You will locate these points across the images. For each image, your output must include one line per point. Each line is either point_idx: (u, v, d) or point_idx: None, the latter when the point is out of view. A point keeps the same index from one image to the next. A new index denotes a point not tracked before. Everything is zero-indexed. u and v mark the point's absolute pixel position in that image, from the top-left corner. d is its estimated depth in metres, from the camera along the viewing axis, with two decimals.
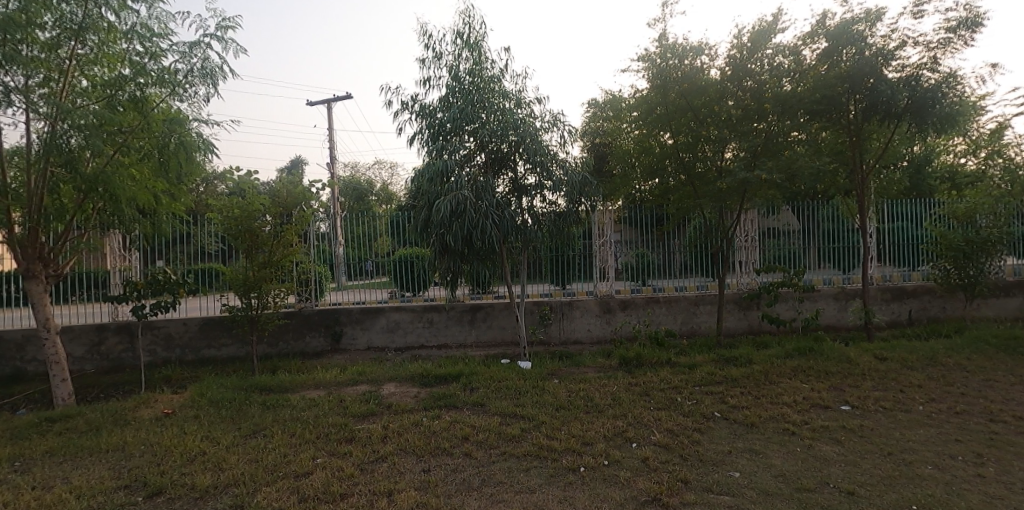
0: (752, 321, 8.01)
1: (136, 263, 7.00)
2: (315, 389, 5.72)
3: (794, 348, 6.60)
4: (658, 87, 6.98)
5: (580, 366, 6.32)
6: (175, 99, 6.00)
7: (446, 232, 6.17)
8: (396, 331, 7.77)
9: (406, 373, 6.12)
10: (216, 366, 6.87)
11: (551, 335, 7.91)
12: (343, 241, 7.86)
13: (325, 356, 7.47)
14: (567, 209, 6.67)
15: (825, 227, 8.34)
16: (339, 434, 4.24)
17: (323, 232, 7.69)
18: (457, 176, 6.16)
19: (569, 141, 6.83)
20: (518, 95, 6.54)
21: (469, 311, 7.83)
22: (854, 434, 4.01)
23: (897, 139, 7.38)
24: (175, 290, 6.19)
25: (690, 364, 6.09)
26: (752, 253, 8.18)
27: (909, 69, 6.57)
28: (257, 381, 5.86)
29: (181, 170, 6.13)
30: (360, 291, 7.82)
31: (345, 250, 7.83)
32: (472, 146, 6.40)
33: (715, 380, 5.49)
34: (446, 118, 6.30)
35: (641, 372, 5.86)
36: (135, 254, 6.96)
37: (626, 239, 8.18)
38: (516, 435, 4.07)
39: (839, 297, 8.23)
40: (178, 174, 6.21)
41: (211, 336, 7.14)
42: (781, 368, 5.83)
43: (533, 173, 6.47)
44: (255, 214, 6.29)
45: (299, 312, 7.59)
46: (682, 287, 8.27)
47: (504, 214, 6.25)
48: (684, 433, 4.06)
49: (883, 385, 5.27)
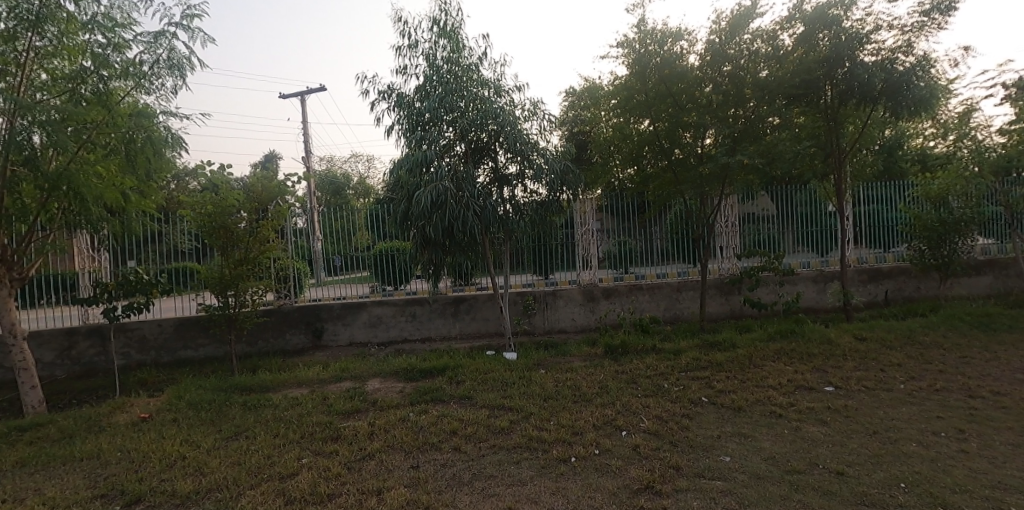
0: (733, 306, 8.10)
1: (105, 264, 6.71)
2: (298, 388, 5.60)
3: (776, 331, 6.69)
4: (638, 74, 6.94)
5: (566, 355, 6.32)
6: (141, 92, 5.73)
7: (427, 224, 6.08)
8: (379, 326, 7.66)
9: (391, 368, 6.04)
10: (193, 367, 6.68)
11: (536, 325, 7.89)
12: (321, 236, 7.68)
13: (307, 353, 7.33)
14: (549, 198, 6.62)
15: (801, 211, 8.46)
16: (325, 433, 4.15)
17: (299, 228, 7.63)
18: (437, 167, 6.05)
19: (550, 130, 6.76)
20: (497, 83, 6.44)
21: (452, 304, 7.76)
22: (839, 414, 4.07)
23: (873, 123, 7.49)
24: (149, 290, 5.94)
25: (675, 350, 6.13)
26: (733, 238, 8.25)
27: (885, 52, 6.64)
28: (237, 381, 5.71)
29: (150, 167, 5.95)
30: (340, 287, 7.62)
31: (322, 245, 7.74)
32: (452, 136, 6.28)
33: (701, 365, 5.53)
34: (425, 107, 6.17)
35: (627, 359, 5.88)
36: (105, 255, 6.69)
37: (607, 228, 8.17)
38: (506, 428, 4.04)
39: (817, 279, 8.36)
40: (147, 171, 6.01)
41: (187, 337, 6.94)
42: (764, 351, 5.91)
43: (514, 162, 6.40)
44: (228, 210, 6.06)
45: (279, 309, 7.42)
46: (664, 274, 8.31)
47: (486, 204, 6.17)
48: (673, 419, 4.08)
49: (864, 365, 5.37)
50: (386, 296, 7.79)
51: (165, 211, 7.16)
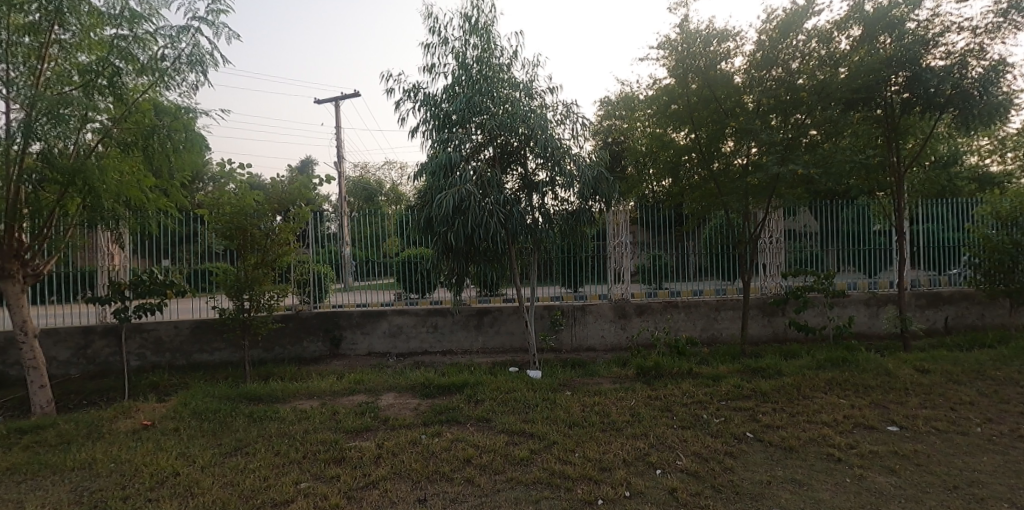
0: (776, 328, 7.50)
1: (125, 261, 6.66)
2: (307, 399, 5.32)
3: (826, 358, 6.09)
4: (678, 78, 6.54)
5: (594, 376, 5.87)
6: (162, 89, 5.63)
7: (450, 231, 5.74)
8: (398, 336, 7.36)
9: (406, 382, 5.70)
10: (207, 372, 6.50)
11: (563, 341, 7.46)
12: (351, 240, 7.50)
13: (323, 361, 7.09)
14: (580, 208, 6.23)
15: (854, 229, 7.83)
16: (328, 453, 3.83)
17: (331, 232, 7.47)
18: (462, 171, 5.73)
19: (583, 135, 6.39)
20: (529, 84, 6.09)
21: (476, 315, 7.41)
22: (909, 461, 3.51)
23: (938, 134, 6.84)
24: (163, 291, 5.80)
25: (713, 376, 5.61)
26: (778, 256, 7.67)
27: (956, 56, 6.02)
28: (246, 389, 5.47)
29: (170, 164, 5.93)
30: (364, 293, 7.44)
31: (352, 250, 7.50)
32: (479, 139, 5.98)
33: (743, 394, 5.01)
34: (452, 108, 5.87)
35: (661, 383, 5.40)
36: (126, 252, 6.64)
37: (640, 241, 7.70)
38: (525, 458, 3.62)
39: (870, 303, 7.70)
40: (168, 168, 6.00)
41: (203, 340, 6.78)
42: (815, 381, 5.34)
43: (544, 168, 6.04)
44: (245, 211, 5.86)
45: (297, 314, 7.21)
46: (700, 291, 7.76)
47: (512, 211, 5.80)
48: (715, 458, 3.59)
49: (932, 402, 4.75)
50: (410, 304, 7.52)
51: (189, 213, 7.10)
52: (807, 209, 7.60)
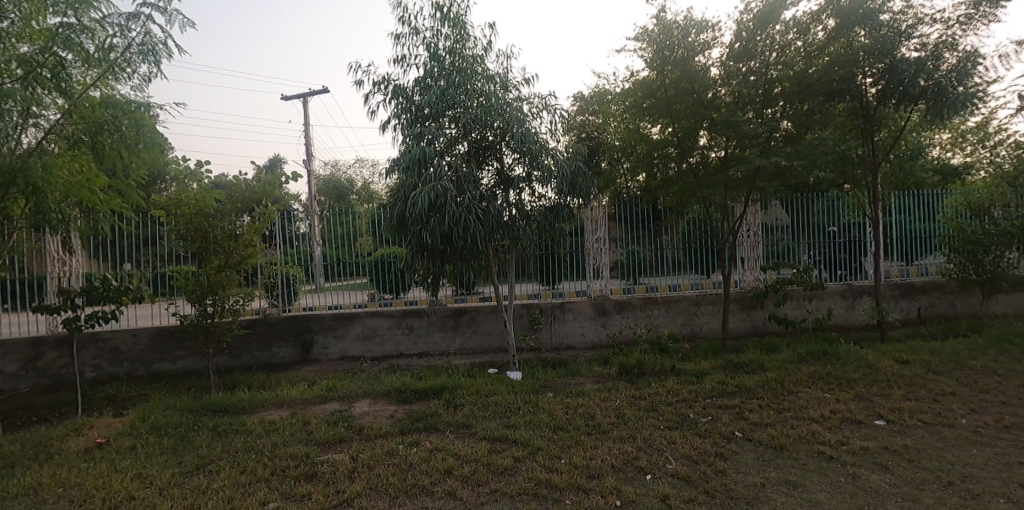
0: (756, 322, 7.48)
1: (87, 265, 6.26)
2: (277, 409, 5.03)
3: (807, 351, 6.08)
4: (656, 71, 6.43)
5: (576, 375, 5.73)
6: (112, 81, 5.27)
7: (424, 229, 5.51)
8: (373, 339, 7.09)
9: (382, 387, 5.46)
10: (168, 382, 6.12)
11: (543, 340, 7.31)
12: (322, 240, 7.17)
13: (294, 367, 6.77)
14: (558, 204, 6.08)
15: (827, 221, 7.87)
16: (298, 469, 3.57)
17: (302, 232, 7.14)
18: (436, 166, 5.49)
19: (560, 129, 6.23)
20: (503, 77, 5.88)
21: (453, 316, 7.19)
22: (900, 456, 3.48)
23: (912, 125, 6.90)
24: (118, 297, 5.35)
25: (696, 372, 5.52)
26: (755, 249, 7.68)
27: (931, 46, 6.09)
28: (210, 400, 5.14)
29: (123, 162, 5.56)
30: (336, 294, 7.11)
31: (323, 249, 7.16)
32: (453, 133, 5.75)
33: (728, 391, 4.93)
34: (425, 102, 5.62)
35: (645, 382, 5.28)
36: (86, 255, 6.25)
37: (616, 237, 7.60)
38: (509, 467, 3.44)
39: (846, 294, 7.75)
40: (121, 166, 5.61)
41: (165, 348, 6.39)
42: (798, 375, 5.31)
43: (520, 162, 5.86)
44: (204, 211, 5.51)
45: (264, 319, 6.87)
46: (677, 285, 7.73)
47: (489, 208, 5.60)
48: (705, 460, 3.48)
49: (914, 394, 4.78)
50: (384, 304, 7.26)
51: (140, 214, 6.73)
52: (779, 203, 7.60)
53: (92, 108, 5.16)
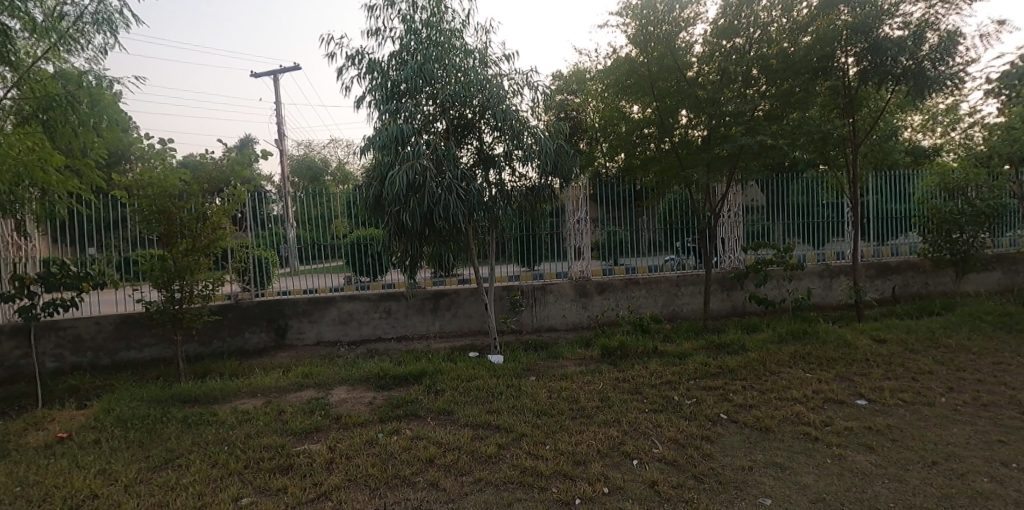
0: (736, 302, 7.52)
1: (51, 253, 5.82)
2: (251, 399, 4.84)
3: (787, 331, 6.13)
4: (640, 46, 6.25)
5: (558, 358, 5.66)
6: (65, 54, 4.87)
7: (402, 210, 5.31)
8: (350, 323, 6.91)
9: (360, 373, 5.31)
10: (135, 371, 5.85)
11: (524, 323, 7.22)
12: (296, 223, 6.81)
13: (268, 353, 6.56)
14: (539, 184, 5.94)
15: (809, 202, 7.92)
16: (274, 461, 3.43)
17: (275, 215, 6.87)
18: (414, 144, 5.28)
19: (541, 107, 6.04)
20: (483, 52, 5.64)
21: (432, 299, 7.04)
22: (884, 437, 3.54)
23: (892, 105, 6.90)
24: (77, 284, 5.02)
25: (678, 353, 5.52)
26: (734, 230, 7.69)
27: (915, 25, 6.03)
28: (180, 390, 4.93)
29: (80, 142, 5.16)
30: (313, 278, 6.91)
31: (298, 232, 6.86)
32: (432, 110, 5.53)
33: (711, 372, 4.93)
34: (401, 77, 5.37)
35: (628, 364, 5.25)
36: (49, 241, 5.84)
37: (598, 218, 7.51)
38: (494, 456, 3.35)
39: (824, 274, 7.84)
40: (78, 146, 5.23)
41: (130, 335, 6.11)
42: (779, 356, 5.34)
43: (501, 141, 5.68)
44: (167, 191, 5.20)
45: (235, 304, 6.61)
46: (656, 266, 7.66)
47: (470, 188, 5.43)
48: (692, 444, 3.45)
49: (893, 373, 4.88)
50: (361, 288, 7.07)
51: (97, 191, 6.20)
52: (758, 183, 7.65)
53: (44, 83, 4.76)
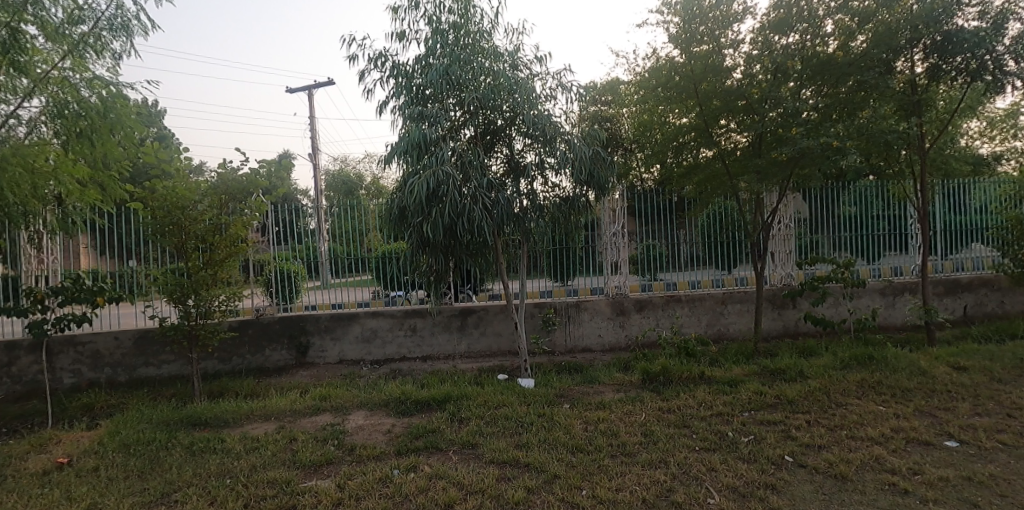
0: (788, 322, 6.87)
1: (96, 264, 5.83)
2: (263, 422, 4.54)
3: (850, 356, 5.49)
4: (682, 45, 5.84)
5: (593, 383, 5.18)
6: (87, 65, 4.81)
7: (425, 221, 4.95)
8: (373, 341, 6.59)
9: (380, 397, 4.95)
10: (152, 389, 5.66)
11: (556, 343, 6.77)
12: (330, 236, 6.56)
13: (288, 372, 6.30)
14: (572, 194, 5.51)
15: (869, 212, 7.26)
16: (275, 499, 3.07)
17: (310, 229, 6.58)
18: (439, 150, 4.93)
19: (575, 112, 5.64)
20: (514, 54, 5.29)
21: (459, 316, 6.67)
22: (992, 491, 2.93)
23: (966, 104, 6.22)
24: (91, 299, 4.86)
25: (729, 380, 4.96)
26: (786, 243, 7.10)
27: (993, 13, 5.41)
28: (191, 412, 4.67)
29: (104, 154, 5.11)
30: (340, 291, 6.61)
31: (331, 246, 6.58)
32: (458, 115, 5.19)
33: (768, 403, 4.37)
34: (426, 80, 5.06)
35: (672, 391, 4.73)
36: (94, 251, 5.85)
37: (635, 230, 7.04)
38: (521, 502, 2.90)
39: (885, 292, 7.15)
40: (103, 158, 5.18)
41: (149, 352, 5.95)
42: (844, 385, 4.73)
43: (532, 149, 5.30)
44: (183, 202, 5.00)
45: (256, 320, 6.39)
46: (697, 282, 7.14)
47: (498, 197, 5.04)
48: (754, 494, 2.92)
49: (984, 408, 4.21)
50: (389, 302, 6.74)
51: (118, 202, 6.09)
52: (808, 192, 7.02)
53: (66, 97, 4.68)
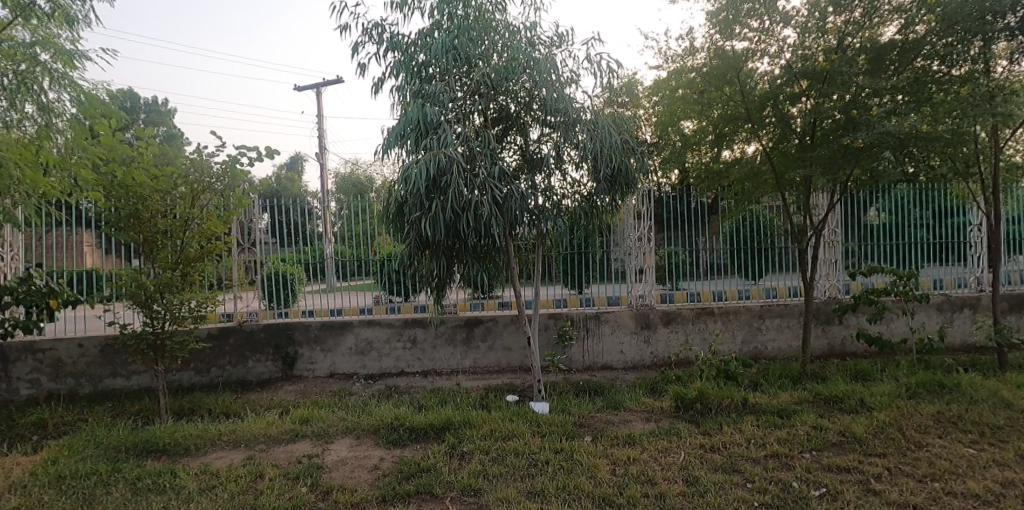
0: (834, 340, 6.12)
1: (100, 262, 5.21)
2: (230, 450, 3.87)
3: (915, 383, 4.72)
4: (720, 25, 5.16)
5: (618, 409, 4.47)
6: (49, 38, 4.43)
7: (424, 216, 4.27)
8: (368, 354, 5.92)
9: (369, 421, 4.27)
10: (117, 404, 5.05)
11: (573, 359, 6.06)
12: (336, 238, 5.90)
13: (273, 386, 5.66)
14: (595, 192, 4.81)
15: (923, 218, 6.51)
16: None
17: (316, 232, 5.88)
18: (443, 133, 4.25)
19: (599, 99, 4.94)
20: (532, 29, 4.61)
21: (464, 327, 5.98)
22: None
23: None
24: (41, 302, 4.24)
25: (778, 410, 4.22)
26: (833, 251, 6.34)
27: None
28: (150, 435, 4.02)
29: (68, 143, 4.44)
30: (342, 296, 5.96)
31: (337, 248, 5.94)
32: (466, 96, 4.49)
33: (832, 442, 3.62)
34: (431, 55, 4.39)
35: (713, 422, 4.00)
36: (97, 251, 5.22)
37: (665, 235, 6.32)
38: None
39: (942, 308, 6.37)
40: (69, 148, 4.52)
41: (117, 361, 5.34)
42: (919, 420, 3.96)
43: (550, 138, 4.60)
44: (147, 191, 4.33)
45: (239, 327, 5.76)
46: (722, 293, 6.41)
47: (511, 192, 4.34)
48: None
49: None
50: (393, 309, 6.12)
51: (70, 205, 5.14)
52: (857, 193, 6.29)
53: (25, 73, 4.21)
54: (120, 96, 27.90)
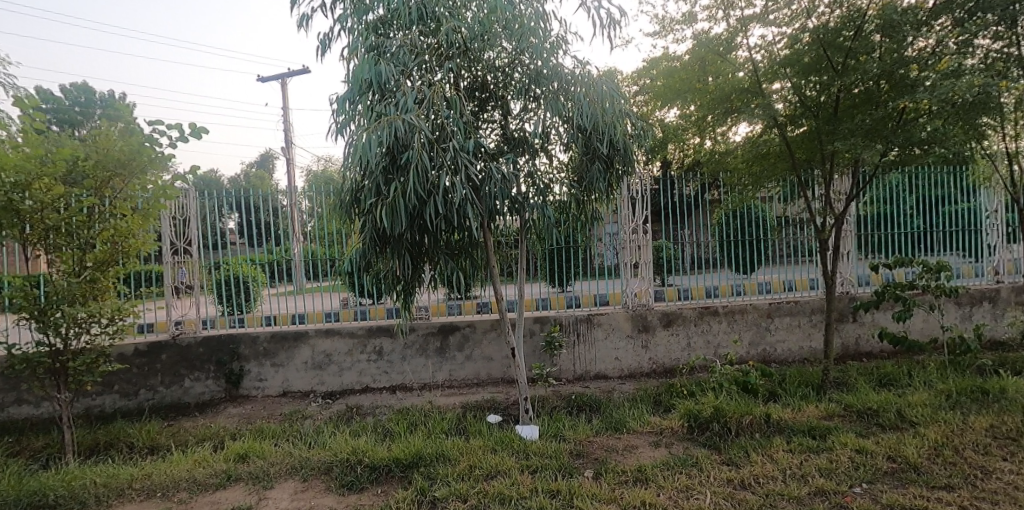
0: (848, 340, 5.57)
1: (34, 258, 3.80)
2: (141, 503, 3.06)
3: (954, 389, 4.16)
4: None
5: (621, 431, 3.79)
6: None
7: (382, 204, 3.50)
8: (328, 368, 5.12)
9: (322, 456, 3.49)
10: (16, 439, 4.16)
11: (563, 367, 5.39)
12: (305, 236, 5.07)
13: (214, 409, 4.83)
14: (587, 175, 4.10)
15: (938, 204, 6.00)
16: None
17: (273, 229, 5.03)
18: (405, 103, 3.48)
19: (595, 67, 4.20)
20: None
21: (438, 335, 5.22)
22: None
23: None
24: None
25: (808, 428, 3.59)
26: (846, 241, 5.80)
27: None
28: (39, 486, 3.17)
29: None
30: (303, 300, 5.15)
31: (306, 247, 5.11)
32: (434, 59, 3.71)
33: (885, 471, 2.99)
34: (389, 8, 3.59)
35: (737, 447, 3.34)
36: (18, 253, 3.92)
37: (664, 228, 5.67)
38: None
39: (961, 301, 5.88)
40: None
41: (22, 386, 4.45)
42: (976, 437, 3.37)
43: (534, 110, 3.86)
44: (37, 177, 3.45)
45: (172, 341, 4.89)
46: (714, 289, 5.75)
47: (488, 174, 3.60)
48: None
49: None
50: (360, 314, 5.29)
51: None
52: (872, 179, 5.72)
53: None
54: (73, 91, 26.19)
